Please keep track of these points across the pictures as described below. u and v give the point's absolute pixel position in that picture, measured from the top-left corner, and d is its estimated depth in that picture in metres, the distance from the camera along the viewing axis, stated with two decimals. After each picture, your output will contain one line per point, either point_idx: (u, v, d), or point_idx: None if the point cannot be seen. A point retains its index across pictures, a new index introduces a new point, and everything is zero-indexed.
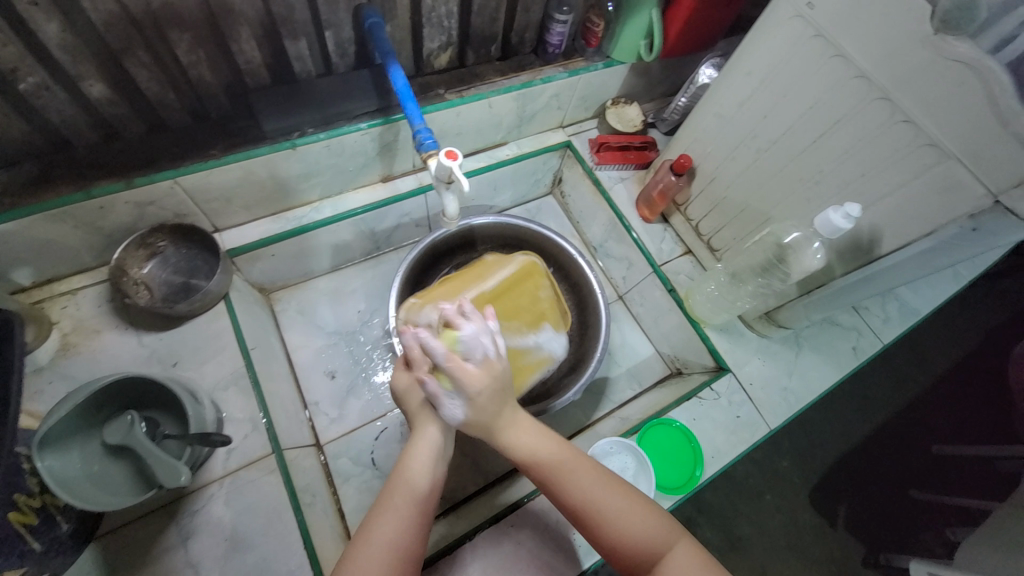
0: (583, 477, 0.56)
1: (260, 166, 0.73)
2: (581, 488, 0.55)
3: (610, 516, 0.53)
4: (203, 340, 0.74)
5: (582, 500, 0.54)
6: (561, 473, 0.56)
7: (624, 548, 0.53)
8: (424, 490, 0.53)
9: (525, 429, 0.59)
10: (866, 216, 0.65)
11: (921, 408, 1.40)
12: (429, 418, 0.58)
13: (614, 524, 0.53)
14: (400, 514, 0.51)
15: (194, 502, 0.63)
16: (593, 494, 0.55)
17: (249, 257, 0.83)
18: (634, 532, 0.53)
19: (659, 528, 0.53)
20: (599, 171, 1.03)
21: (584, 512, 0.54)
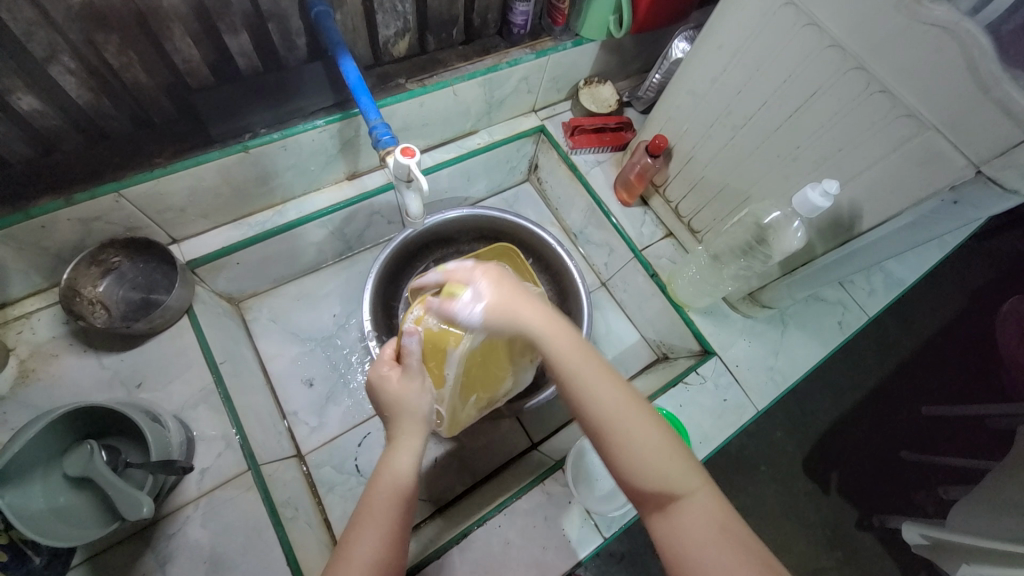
0: (617, 404, 0.49)
1: (213, 172, 0.69)
2: (614, 416, 0.48)
3: (637, 449, 0.47)
4: (168, 358, 0.71)
5: (610, 425, 0.48)
6: (592, 395, 0.49)
7: (641, 484, 0.47)
8: (406, 497, 0.50)
9: (558, 330, 0.52)
10: (845, 192, 0.63)
11: (911, 373, 1.40)
12: (411, 429, 0.54)
13: (640, 460, 0.47)
14: (382, 526, 0.48)
15: (170, 526, 0.61)
16: (625, 424, 0.48)
17: (212, 267, 0.79)
18: (656, 473, 0.47)
19: (686, 476, 0.48)
20: (574, 156, 0.99)
21: (609, 434, 0.48)
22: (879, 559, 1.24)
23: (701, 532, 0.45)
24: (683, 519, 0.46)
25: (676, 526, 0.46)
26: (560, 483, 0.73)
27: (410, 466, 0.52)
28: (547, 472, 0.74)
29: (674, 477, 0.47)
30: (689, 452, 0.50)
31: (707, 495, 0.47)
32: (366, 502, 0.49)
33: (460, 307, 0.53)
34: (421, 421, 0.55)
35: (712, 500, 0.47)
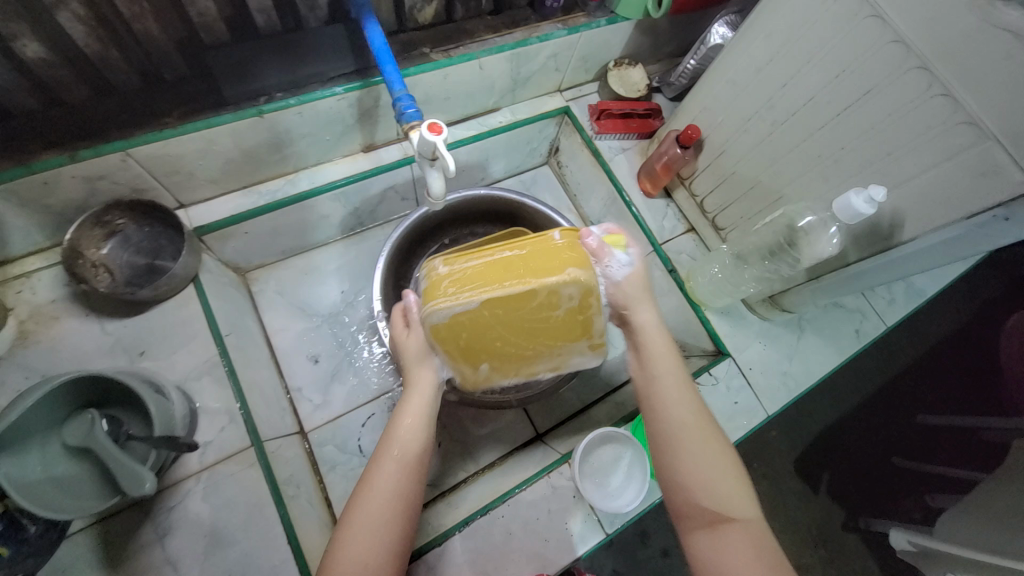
0: (691, 418, 0.53)
1: (224, 136, 0.66)
2: (696, 434, 0.52)
3: (706, 463, 0.50)
4: (172, 327, 0.69)
5: (686, 436, 0.52)
6: (682, 406, 0.53)
7: (696, 494, 0.49)
8: (419, 448, 0.54)
9: (658, 341, 0.58)
10: (889, 199, 0.60)
11: (916, 383, 1.39)
12: (421, 377, 0.57)
13: (702, 473, 0.50)
14: (395, 473, 0.51)
15: (170, 498, 0.60)
16: (699, 441, 0.51)
17: (220, 235, 0.76)
18: (717, 491, 0.49)
19: (744, 505, 0.49)
20: (598, 141, 0.96)
21: (682, 442, 0.51)
22: (865, 563, 1.25)
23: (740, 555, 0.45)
24: (727, 539, 0.46)
25: (719, 544, 0.47)
26: (566, 477, 0.72)
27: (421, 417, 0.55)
28: (553, 465, 0.73)
29: (732, 501, 0.49)
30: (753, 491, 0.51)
31: (758, 531, 0.47)
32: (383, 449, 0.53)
33: (612, 259, 0.55)
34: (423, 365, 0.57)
35: (759, 535, 0.47)
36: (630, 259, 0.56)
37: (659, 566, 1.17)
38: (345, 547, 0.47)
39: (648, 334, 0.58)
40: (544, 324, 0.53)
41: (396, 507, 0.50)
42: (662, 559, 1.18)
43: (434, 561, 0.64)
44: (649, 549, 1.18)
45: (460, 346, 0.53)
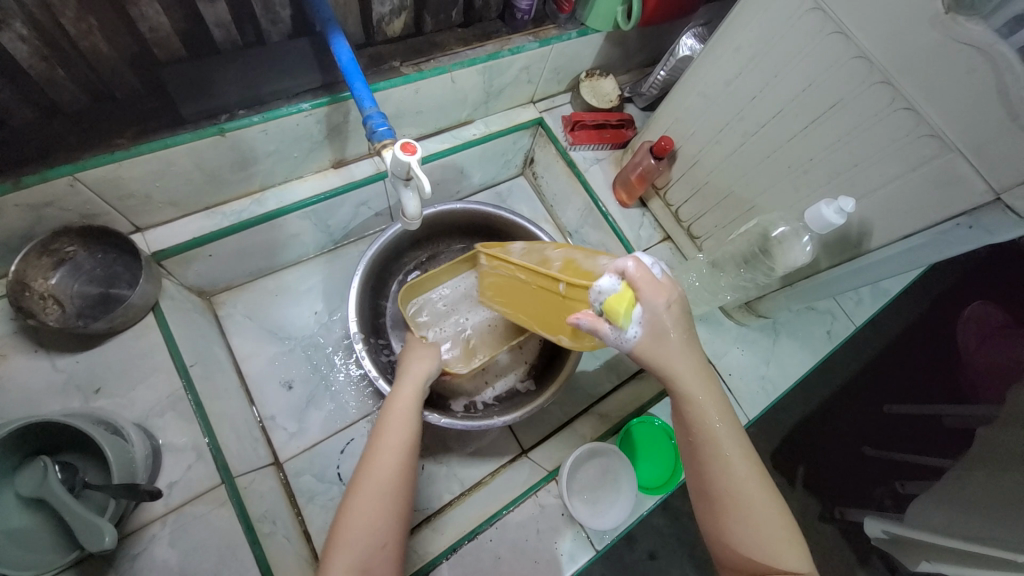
0: (741, 472, 0.50)
1: (183, 156, 0.63)
2: (746, 490, 0.49)
3: (757, 520, 0.48)
4: (131, 361, 0.65)
5: (734, 495, 0.49)
6: (736, 463, 0.50)
7: (750, 550, 0.48)
8: (408, 436, 0.57)
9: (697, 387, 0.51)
10: (857, 208, 0.62)
11: (883, 376, 1.45)
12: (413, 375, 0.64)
13: (753, 531, 0.48)
14: (388, 460, 0.54)
15: (133, 546, 0.56)
16: (749, 498, 0.49)
17: (182, 259, 0.72)
18: (768, 545, 0.48)
19: (797, 558, 0.48)
20: (573, 152, 0.95)
21: (732, 501, 0.49)
22: (844, 554, 1.29)
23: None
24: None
25: None
26: (554, 494, 0.71)
27: (411, 401, 0.61)
28: (540, 483, 0.72)
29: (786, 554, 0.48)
30: (803, 538, 0.49)
31: None
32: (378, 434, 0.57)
33: (609, 334, 0.51)
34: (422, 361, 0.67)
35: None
36: (634, 331, 0.49)
37: (646, 570, 1.17)
38: (345, 543, 0.49)
39: (688, 391, 0.51)
40: None
41: (396, 482, 0.53)
42: (648, 562, 1.18)
43: None
44: (635, 553, 1.18)
45: None
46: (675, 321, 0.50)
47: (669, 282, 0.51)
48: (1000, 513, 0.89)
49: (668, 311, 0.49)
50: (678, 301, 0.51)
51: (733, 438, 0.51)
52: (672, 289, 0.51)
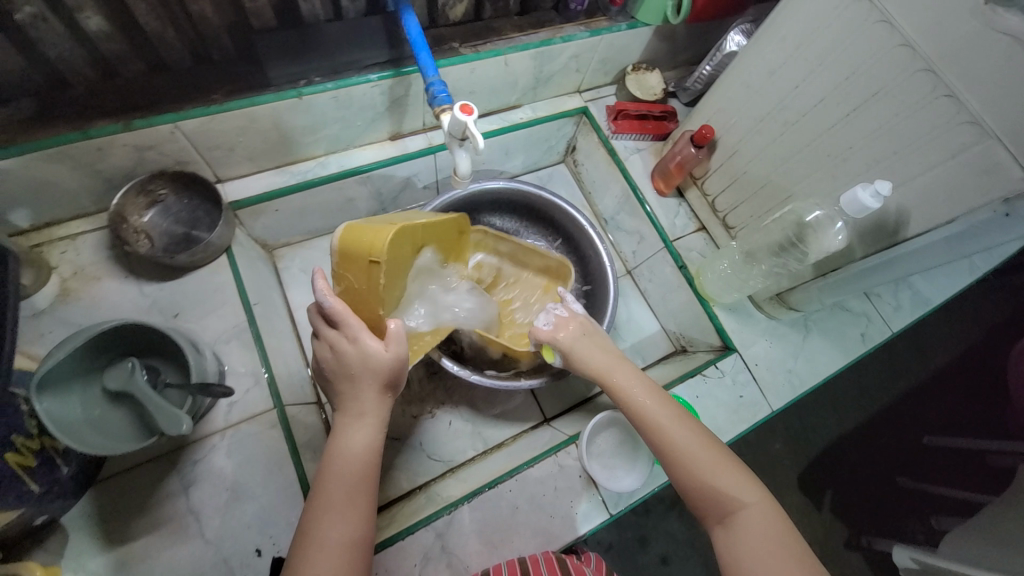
0: (681, 432, 0.58)
1: (265, 115, 0.71)
2: (697, 463, 0.56)
3: (703, 470, 0.55)
4: (204, 293, 0.73)
5: (681, 453, 0.57)
6: (669, 425, 0.59)
7: (711, 495, 0.54)
8: (362, 497, 0.54)
9: (614, 370, 0.66)
10: (894, 196, 0.63)
11: (923, 398, 1.38)
12: (372, 409, 0.58)
13: (707, 485, 0.55)
14: (344, 512, 0.53)
15: (195, 452, 0.64)
16: (697, 460, 0.56)
17: (253, 211, 0.80)
18: (725, 492, 0.54)
19: (750, 496, 0.54)
20: (615, 140, 0.99)
21: (674, 459, 0.57)
22: None
23: (758, 548, 0.50)
24: (738, 529, 0.52)
25: (737, 531, 0.52)
26: (573, 457, 0.74)
27: (370, 452, 0.57)
28: (560, 445, 0.75)
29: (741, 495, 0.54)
30: (755, 477, 0.56)
31: (764, 512, 0.53)
32: (333, 483, 0.54)
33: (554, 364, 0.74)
34: (369, 394, 0.58)
35: (770, 518, 0.52)
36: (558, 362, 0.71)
37: (658, 573, 1.17)
38: None
39: (614, 379, 0.64)
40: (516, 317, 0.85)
41: (350, 547, 0.51)
42: (660, 566, 1.18)
43: (441, 529, 0.67)
44: (647, 555, 1.18)
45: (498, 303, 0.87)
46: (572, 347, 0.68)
47: (561, 315, 0.71)
48: None
49: (564, 335, 0.69)
50: (566, 335, 0.69)
51: (667, 414, 0.60)
52: (569, 318, 0.71)
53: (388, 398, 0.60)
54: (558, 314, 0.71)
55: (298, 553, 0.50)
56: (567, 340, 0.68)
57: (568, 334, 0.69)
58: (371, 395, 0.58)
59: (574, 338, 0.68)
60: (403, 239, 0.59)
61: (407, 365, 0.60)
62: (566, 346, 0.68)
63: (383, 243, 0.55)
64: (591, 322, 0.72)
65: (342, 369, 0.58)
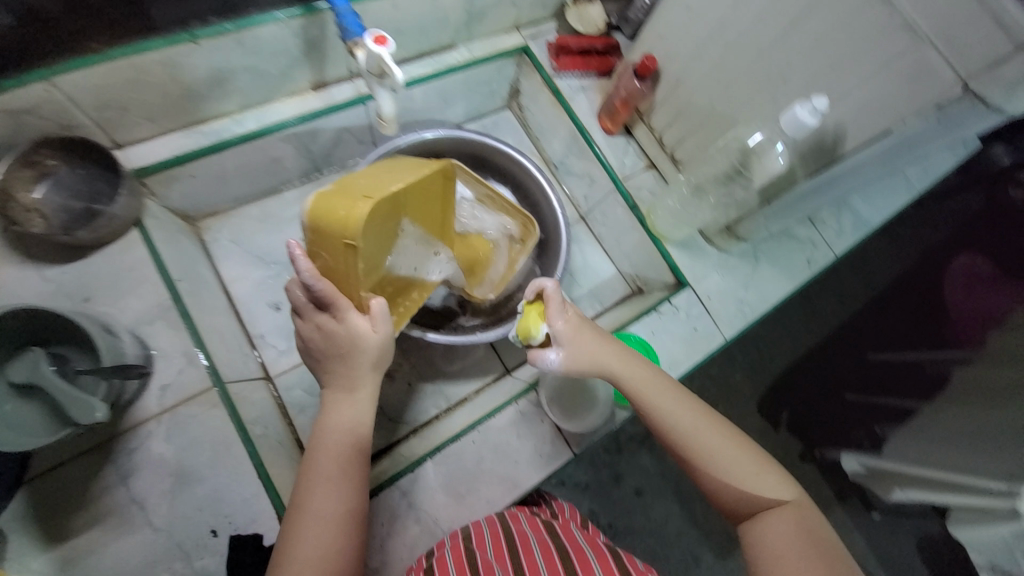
0: (708, 432, 0.58)
1: (159, 66, 0.63)
2: (726, 461, 0.57)
3: (733, 469, 0.56)
4: (118, 273, 0.66)
5: (709, 454, 0.57)
6: (697, 427, 0.58)
7: (741, 492, 0.56)
8: (355, 472, 0.55)
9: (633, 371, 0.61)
10: (833, 113, 0.62)
11: (869, 319, 1.45)
12: (364, 384, 0.59)
13: (736, 483, 0.56)
14: (331, 484, 0.53)
15: (130, 441, 0.60)
16: (725, 459, 0.57)
17: (164, 178, 0.73)
18: (755, 489, 0.56)
19: (780, 492, 0.56)
20: (559, 79, 0.94)
21: (702, 460, 0.57)
22: (821, 490, 1.33)
23: (788, 541, 0.53)
24: (767, 524, 0.55)
25: (766, 524, 0.55)
26: (532, 403, 0.75)
27: (362, 424, 0.58)
28: (521, 394, 0.76)
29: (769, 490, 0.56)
30: (780, 470, 0.58)
31: (792, 508, 0.55)
32: (320, 460, 0.54)
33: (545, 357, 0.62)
34: (354, 369, 0.58)
35: (800, 512, 0.55)
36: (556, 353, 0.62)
37: (632, 505, 1.23)
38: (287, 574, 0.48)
39: (631, 382, 0.61)
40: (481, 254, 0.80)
41: (338, 520, 0.52)
42: (634, 498, 1.24)
43: (407, 486, 0.67)
44: (622, 489, 1.24)
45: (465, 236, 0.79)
46: (584, 336, 0.62)
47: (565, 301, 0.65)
48: None
49: (565, 327, 0.62)
50: (576, 324, 0.63)
51: (689, 412, 0.59)
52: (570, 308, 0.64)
53: (379, 376, 0.60)
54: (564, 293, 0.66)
55: (286, 529, 0.51)
56: (569, 331, 0.62)
57: (569, 325, 0.62)
58: (358, 371, 0.58)
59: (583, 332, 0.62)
60: (381, 213, 0.52)
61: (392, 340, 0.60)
62: (568, 339, 0.62)
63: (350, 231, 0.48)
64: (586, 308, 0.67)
65: (330, 350, 0.58)
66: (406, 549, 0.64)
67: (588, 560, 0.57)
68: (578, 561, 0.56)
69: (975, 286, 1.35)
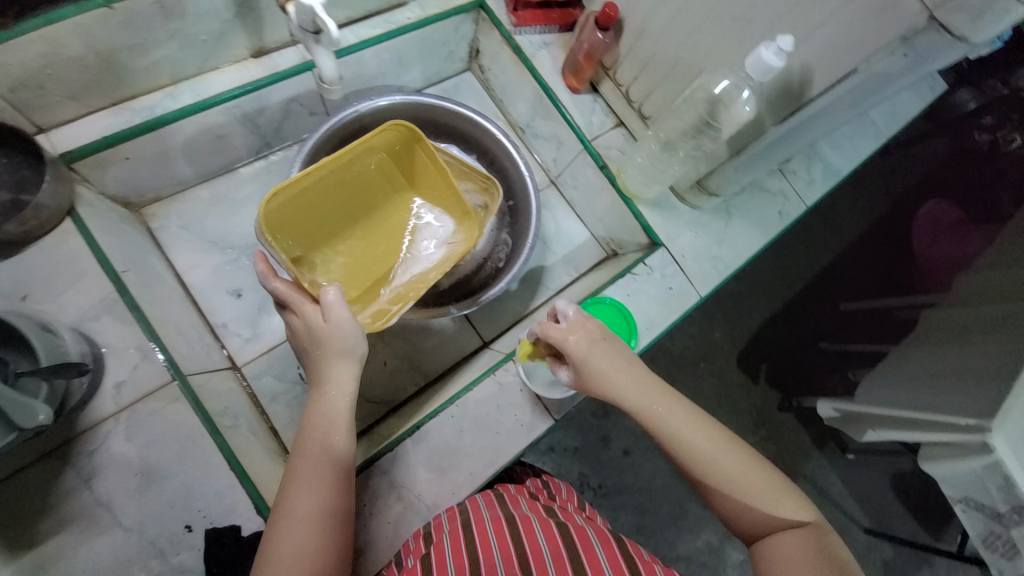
0: (724, 453, 0.56)
1: (73, 36, 0.57)
2: (742, 484, 0.55)
3: (747, 491, 0.54)
4: (55, 267, 0.62)
5: (724, 477, 0.55)
6: (712, 449, 0.56)
7: (756, 514, 0.54)
8: (337, 471, 0.54)
9: (643, 392, 0.59)
10: (798, 54, 0.61)
11: (841, 269, 1.48)
12: (338, 376, 0.59)
13: (750, 503, 0.54)
14: (314, 483, 0.53)
15: (89, 443, 0.57)
16: (738, 478, 0.55)
17: (96, 162, 0.67)
18: (769, 509, 0.54)
19: (797, 514, 0.54)
20: (519, 36, 0.89)
21: (717, 483, 0.55)
22: (799, 436, 1.38)
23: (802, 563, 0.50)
24: (782, 546, 0.53)
25: (782, 545, 0.53)
26: (512, 373, 0.73)
27: (340, 419, 0.57)
28: (499, 364, 0.74)
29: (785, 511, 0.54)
30: (797, 491, 0.56)
31: (810, 530, 0.53)
32: (301, 459, 0.54)
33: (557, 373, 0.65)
34: (329, 359, 0.58)
35: (818, 535, 0.53)
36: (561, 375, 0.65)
37: (621, 465, 1.26)
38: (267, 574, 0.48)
39: (642, 403, 0.58)
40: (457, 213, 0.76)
41: (319, 520, 0.51)
42: (622, 458, 1.26)
43: (387, 465, 0.66)
44: (611, 451, 1.26)
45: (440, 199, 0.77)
46: (592, 363, 0.60)
47: (575, 324, 0.62)
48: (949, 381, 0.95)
49: (576, 348, 0.60)
50: (585, 350, 0.60)
51: (701, 430, 0.57)
52: (580, 330, 0.61)
53: (358, 368, 0.60)
54: (573, 314, 0.62)
55: (270, 528, 0.51)
56: (579, 351, 0.60)
57: (580, 344, 0.60)
58: (331, 363, 0.58)
59: (594, 355, 0.60)
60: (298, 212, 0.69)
61: (356, 328, 0.59)
62: (578, 359, 0.60)
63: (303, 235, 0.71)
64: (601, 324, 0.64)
65: (304, 344, 0.61)
66: (390, 527, 0.64)
67: (589, 537, 0.60)
68: (582, 544, 0.58)
69: (939, 230, 1.36)
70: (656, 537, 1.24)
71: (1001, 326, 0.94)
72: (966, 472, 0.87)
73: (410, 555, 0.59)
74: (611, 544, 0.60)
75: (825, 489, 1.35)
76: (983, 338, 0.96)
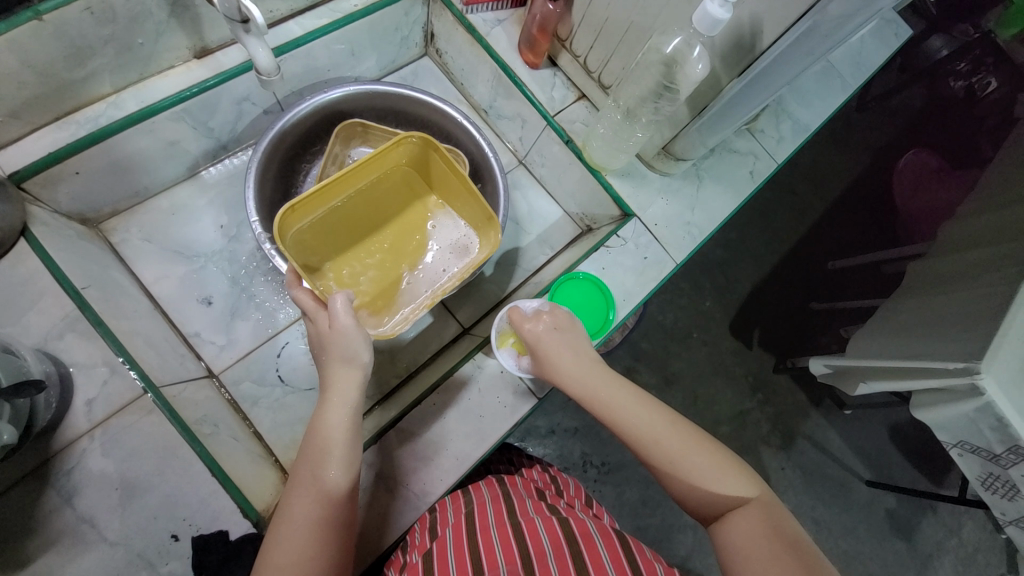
0: (669, 436, 0.55)
1: (4, 51, 0.56)
2: (688, 464, 0.53)
3: (693, 470, 0.53)
4: (13, 289, 0.60)
5: (669, 457, 0.54)
6: (657, 431, 0.56)
7: (704, 494, 0.53)
8: (336, 477, 0.54)
9: (588, 377, 0.62)
10: (747, 4, 0.59)
11: (825, 226, 1.47)
12: (344, 383, 0.59)
13: (698, 484, 0.53)
14: (311, 487, 0.53)
15: (66, 462, 0.57)
16: (683, 461, 0.54)
17: (46, 180, 0.65)
18: (715, 490, 0.52)
19: (743, 490, 0.52)
20: (470, 14, 0.87)
21: (663, 463, 0.54)
22: (795, 396, 1.39)
23: (750, 540, 0.49)
24: (732, 525, 0.51)
25: (732, 524, 0.51)
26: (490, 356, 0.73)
27: (340, 427, 0.56)
28: (472, 353, 0.74)
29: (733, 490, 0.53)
30: (748, 469, 0.54)
31: (758, 506, 0.51)
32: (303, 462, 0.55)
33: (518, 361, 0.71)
34: (336, 364, 0.60)
35: (768, 511, 0.51)
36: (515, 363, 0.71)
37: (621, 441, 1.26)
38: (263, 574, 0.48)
39: (586, 390, 0.61)
40: (467, 211, 0.78)
41: (313, 525, 0.51)
42: None
43: (372, 458, 0.66)
44: None
45: (453, 199, 0.79)
46: (562, 351, 0.65)
47: (537, 312, 0.69)
48: (939, 329, 0.95)
49: (530, 331, 0.67)
50: (546, 335, 0.66)
51: (646, 412, 0.57)
52: (540, 318, 0.68)
53: (366, 374, 0.60)
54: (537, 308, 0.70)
55: (270, 531, 0.51)
56: (532, 337, 0.67)
57: (534, 331, 0.67)
58: (340, 370, 0.60)
59: (553, 340, 0.66)
60: (321, 231, 0.74)
61: (360, 334, 0.60)
62: (533, 345, 0.67)
63: (334, 249, 0.77)
64: (571, 319, 0.69)
65: (320, 351, 0.63)
66: (381, 521, 0.64)
67: (590, 534, 0.59)
68: (582, 539, 0.57)
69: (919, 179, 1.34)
70: (662, 509, 1.25)
71: (991, 268, 0.94)
72: (958, 417, 0.87)
73: (414, 550, 0.60)
74: (614, 543, 0.59)
75: (826, 446, 1.37)
76: (973, 282, 0.96)
